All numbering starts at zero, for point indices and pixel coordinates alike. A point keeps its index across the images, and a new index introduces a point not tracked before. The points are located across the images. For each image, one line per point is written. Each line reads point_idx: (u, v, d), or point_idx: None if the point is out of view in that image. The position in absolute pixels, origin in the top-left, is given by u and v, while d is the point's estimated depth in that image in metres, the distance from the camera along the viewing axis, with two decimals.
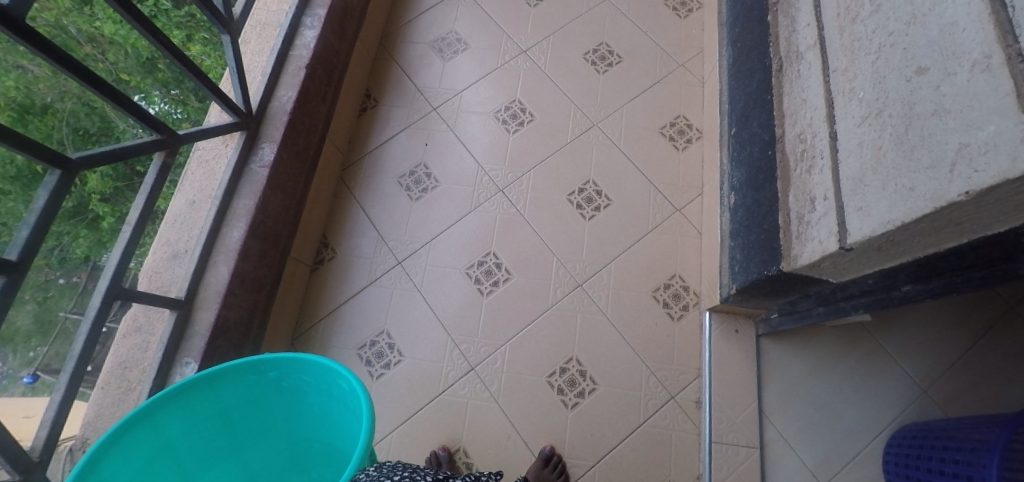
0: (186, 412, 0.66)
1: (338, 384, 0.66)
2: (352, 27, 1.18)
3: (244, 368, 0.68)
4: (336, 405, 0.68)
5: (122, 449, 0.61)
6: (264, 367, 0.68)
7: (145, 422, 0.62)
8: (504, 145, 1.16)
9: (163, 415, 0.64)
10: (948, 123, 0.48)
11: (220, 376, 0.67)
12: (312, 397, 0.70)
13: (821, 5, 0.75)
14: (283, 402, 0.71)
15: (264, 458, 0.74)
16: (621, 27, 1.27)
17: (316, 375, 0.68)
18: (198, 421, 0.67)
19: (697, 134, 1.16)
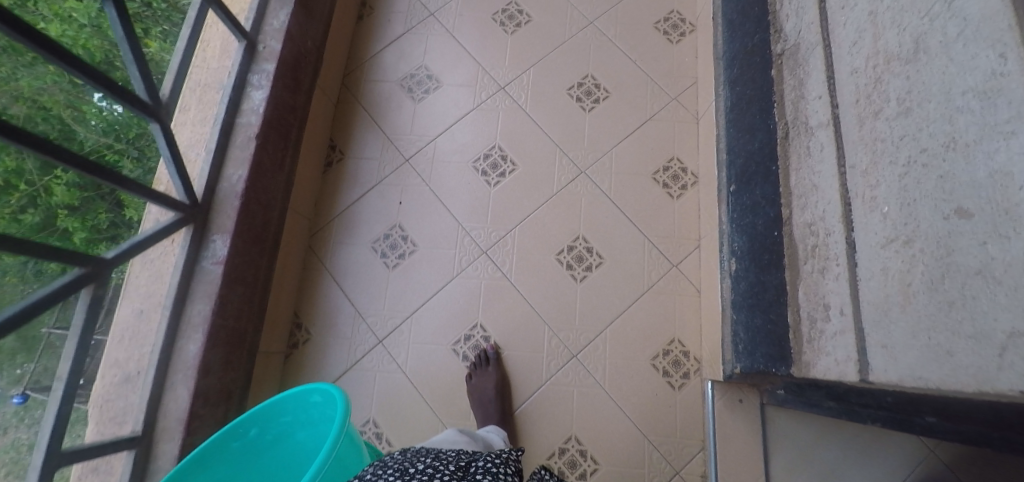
0: None
1: (313, 398, 0.71)
2: (308, 75, 1.06)
3: (225, 438, 0.70)
4: (322, 426, 0.72)
5: None
6: (243, 428, 0.71)
7: None
8: (485, 203, 1.08)
9: None
10: (998, 296, 0.41)
11: (206, 458, 0.69)
12: (300, 436, 0.74)
13: (835, 78, 0.66)
14: (272, 451, 0.74)
15: None
16: (608, 55, 1.17)
17: (294, 411, 0.73)
18: None
19: (693, 179, 1.08)
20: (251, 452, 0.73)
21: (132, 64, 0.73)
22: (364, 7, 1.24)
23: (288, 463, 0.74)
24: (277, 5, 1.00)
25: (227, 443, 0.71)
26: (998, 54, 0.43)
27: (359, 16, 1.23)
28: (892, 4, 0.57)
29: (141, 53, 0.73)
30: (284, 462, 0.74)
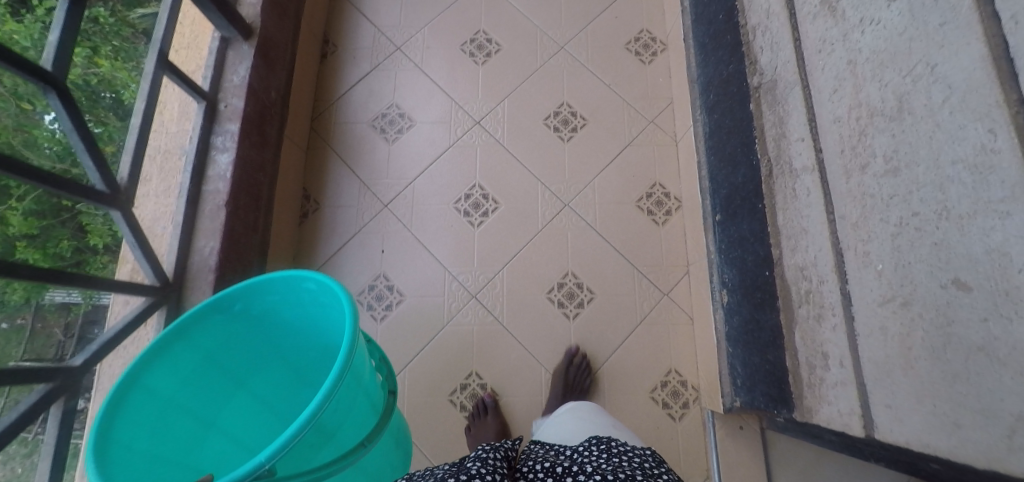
0: (168, 368, 0.64)
1: (306, 286, 0.67)
2: (275, 127, 1.01)
3: (208, 310, 0.66)
4: (314, 306, 0.69)
5: (125, 425, 0.58)
6: (228, 303, 0.67)
7: (135, 390, 0.60)
8: (469, 246, 1.06)
9: (149, 380, 0.62)
10: (1003, 377, 0.40)
11: (190, 330, 0.66)
12: (287, 313, 0.71)
13: (817, 122, 0.66)
14: (259, 323, 0.72)
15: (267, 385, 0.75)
16: (582, 81, 1.14)
17: (282, 291, 0.68)
18: (186, 375, 0.67)
19: (676, 203, 1.08)
20: (236, 323, 0.70)
21: (84, 153, 0.68)
22: (327, 44, 1.19)
23: (271, 333, 0.73)
24: (236, 58, 0.94)
25: (210, 313, 0.67)
26: (986, 129, 0.42)
27: (323, 55, 1.18)
28: (874, 57, 0.56)
29: (94, 142, 0.68)
30: (273, 330, 0.73)
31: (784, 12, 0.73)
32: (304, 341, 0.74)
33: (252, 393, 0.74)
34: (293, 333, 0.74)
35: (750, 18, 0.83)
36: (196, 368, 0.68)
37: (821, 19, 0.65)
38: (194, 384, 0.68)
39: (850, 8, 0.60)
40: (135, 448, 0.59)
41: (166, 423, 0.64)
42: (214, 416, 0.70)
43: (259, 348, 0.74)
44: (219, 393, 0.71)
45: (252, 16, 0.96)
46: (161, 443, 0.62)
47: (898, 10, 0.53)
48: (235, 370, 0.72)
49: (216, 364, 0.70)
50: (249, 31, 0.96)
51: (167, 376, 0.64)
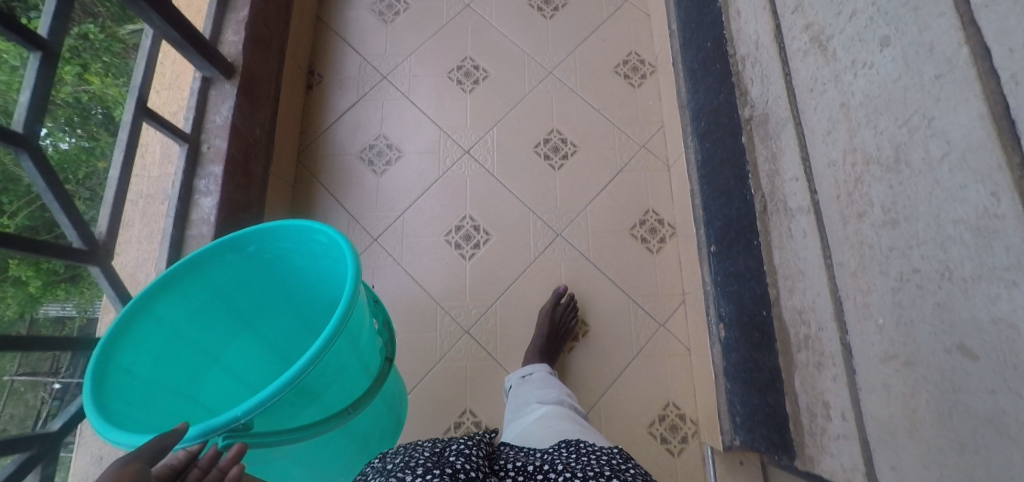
0: (177, 299, 0.74)
1: (317, 239, 0.75)
2: (262, 165, 0.97)
3: (223, 250, 0.76)
4: (321, 258, 0.78)
5: (132, 345, 0.69)
6: (241, 245, 0.76)
7: (144, 316, 0.71)
8: (461, 280, 1.03)
9: (160, 308, 0.72)
10: (1012, 455, 0.38)
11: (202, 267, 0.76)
12: (297, 260, 0.80)
13: (811, 162, 0.64)
14: (268, 267, 0.82)
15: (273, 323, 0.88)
16: (571, 107, 1.12)
17: (295, 240, 0.77)
18: (196, 305, 0.77)
19: (670, 230, 1.05)
20: (247, 264, 0.79)
21: (60, 212, 0.67)
22: (313, 74, 1.15)
23: (282, 274, 0.83)
24: (219, 98, 0.91)
25: (224, 255, 0.77)
26: (988, 191, 0.40)
27: (308, 85, 1.14)
28: (868, 102, 0.54)
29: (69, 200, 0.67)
30: (280, 274, 0.83)
31: (774, 45, 0.71)
32: (308, 288, 0.85)
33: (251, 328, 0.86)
34: (301, 278, 0.84)
35: (739, 48, 0.82)
36: (205, 300, 0.79)
37: (812, 57, 0.63)
38: (203, 314, 0.79)
39: (841, 49, 0.58)
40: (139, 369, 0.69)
41: (171, 349, 0.75)
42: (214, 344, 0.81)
43: (265, 290, 0.84)
44: (223, 324, 0.82)
45: (235, 54, 0.93)
46: (166, 364, 0.74)
47: (892, 57, 0.51)
48: (240, 307, 0.83)
49: (224, 298, 0.81)
50: (231, 69, 0.92)
51: (177, 306, 0.75)
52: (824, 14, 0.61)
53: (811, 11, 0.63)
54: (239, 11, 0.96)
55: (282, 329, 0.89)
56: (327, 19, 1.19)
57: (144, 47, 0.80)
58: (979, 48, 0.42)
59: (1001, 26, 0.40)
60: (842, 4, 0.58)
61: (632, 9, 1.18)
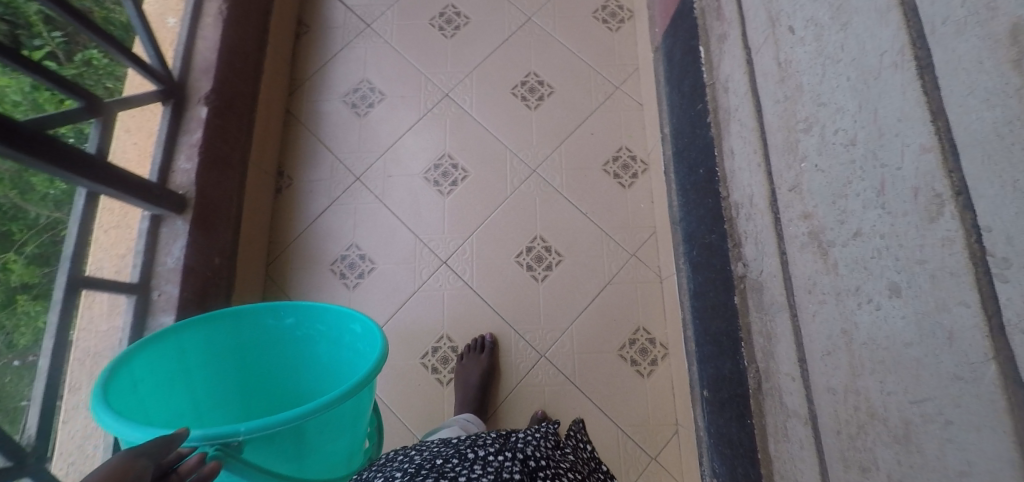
0: (202, 338, 0.68)
1: (351, 328, 0.70)
2: (222, 297, 0.90)
3: (263, 311, 0.71)
4: (348, 351, 0.71)
5: (144, 364, 0.62)
6: (284, 313, 0.72)
7: (169, 340, 0.65)
8: (440, 410, 0.95)
9: (186, 339, 0.67)
10: None
11: (236, 319, 0.70)
12: (323, 346, 0.74)
13: (808, 368, 0.57)
14: (293, 348, 0.75)
15: (266, 408, 0.77)
16: (557, 210, 1.04)
17: (331, 324, 0.71)
18: (215, 353, 0.70)
19: (662, 350, 0.98)
20: (276, 335, 0.73)
21: None
22: (282, 176, 1.08)
23: (298, 357, 0.75)
24: (170, 237, 0.83)
25: (261, 316, 0.71)
26: None
27: (277, 189, 1.07)
28: (874, 347, 0.47)
29: None
30: (300, 358, 0.75)
31: (768, 211, 0.64)
32: (321, 382, 0.76)
33: (247, 406, 0.76)
34: (317, 368, 0.76)
35: (732, 192, 0.74)
36: (225, 353, 0.72)
37: (810, 254, 0.56)
38: (216, 368, 0.72)
39: (844, 265, 0.50)
40: (142, 386, 0.62)
41: (171, 387, 0.67)
42: (210, 401, 0.72)
43: (278, 371, 0.76)
44: (227, 384, 0.74)
45: (187, 184, 0.85)
46: (164, 397, 0.66)
47: (903, 314, 0.43)
48: (247, 378, 0.75)
49: (237, 362, 0.73)
50: (184, 201, 0.84)
51: (200, 343, 0.69)
52: (825, 213, 0.53)
53: (810, 201, 0.55)
54: (193, 131, 0.87)
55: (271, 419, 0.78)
56: (298, 112, 1.12)
57: (77, 209, 0.71)
58: (1013, 378, 0.34)
59: None
60: (844, 214, 0.50)
61: (623, 97, 1.11)
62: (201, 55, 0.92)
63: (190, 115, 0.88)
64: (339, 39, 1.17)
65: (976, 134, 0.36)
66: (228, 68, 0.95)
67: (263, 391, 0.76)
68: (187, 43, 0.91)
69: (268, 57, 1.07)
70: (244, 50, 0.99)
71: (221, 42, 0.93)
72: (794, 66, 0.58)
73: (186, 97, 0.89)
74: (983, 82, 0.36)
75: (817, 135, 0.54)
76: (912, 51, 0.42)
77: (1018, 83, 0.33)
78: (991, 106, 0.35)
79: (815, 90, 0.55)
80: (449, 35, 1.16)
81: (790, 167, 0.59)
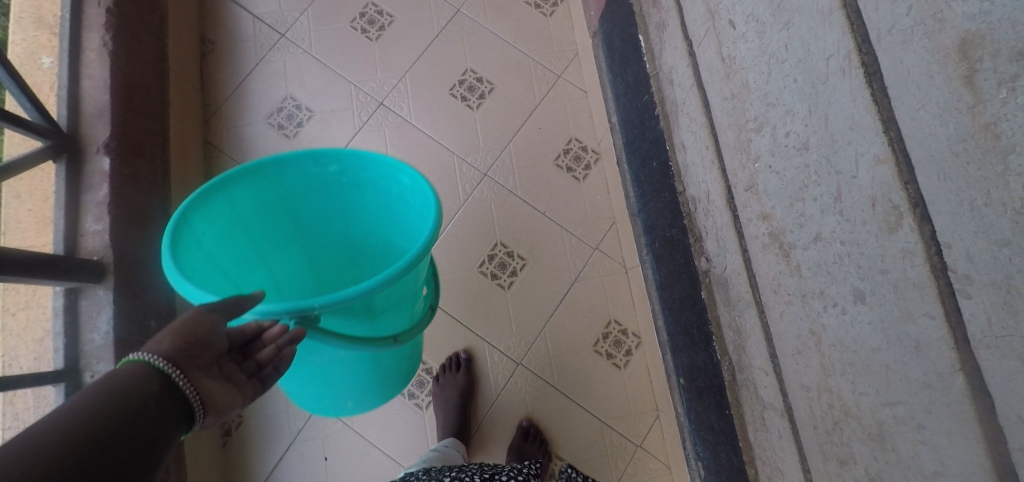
0: (250, 190, 0.60)
1: (399, 181, 0.60)
2: None
3: (303, 159, 0.61)
4: (398, 205, 0.63)
5: (200, 224, 0.56)
6: (326, 160, 0.61)
7: (218, 196, 0.57)
8: (424, 435, 0.95)
9: (235, 191, 0.59)
10: None
11: (279, 169, 0.60)
12: (370, 197, 0.66)
13: (780, 363, 0.58)
14: (340, 196, 0.66)
15: (325, 256, 0.73)
16: (514, 215, 1.03)
17: (377, 173, 0.62)
18: (266, 204, 0.63)
19: (636, 339, 0.99)
20: (322, 185, 0.64)
21: None
22: None
23: (349, 206, 0.67)
24: (93, 309, 0.75)
25: (302, 165, 0.61)
26: None
27: None
28: (843, 349, 0.47)
29: None
30: (352, 208, 0.68)
31: (727, 208, 0.64)
32: (375, 231, 0.70)
33: (310, 256, 0.72)
34: (368, 219, 0.69)
35: (687, 186, 0.73)
36: (274, 204, 0.64)
37: (772, 254, 0.56)
38: (268, 222, 0.65)
39: (807, 268, 0.50)
40: (205, 244, 0.57)
41: (233, 244, 0.62)
42: (275, 253, 0.68)
43: (330, 219, 0.69)
44: (287, 236, 0.68)
45: (101, 247, 0.76)
46: (229, 255, 0.61)
47: (869, 320, 0.44)
48: (303, 230, 0.69)
49: (290, 213, 0.66)
50: (102, 266, 0.76)
51: (248, 196, 0.61)
52: (783, 215, 0.53)
53: (767, 202, 0.55)
54: (97, 186, 0.78)
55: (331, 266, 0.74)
56: (218, 141, 1.04)
57: None
58: (981, 391, 0.35)
59: (1004, 381, 0.33)
60: (803, 217, 0.50)
61: (567, 85, 1.08)
62: (91, 95, 0.81)
63: (90, 168, 0.79)
64: (251, 56, 1.08)
65: (931, 149, 0.36)
66: (126, 106, 0.84)
67: (320, 240, 0.71)
68: (71, 84, 0.80)
69: (172, 86, 0.97)
70: (142, 81, 0.89)
71: (114, 78, 0.83)
72: (737, 62, 0.57)
73: (82, 147, 0.79)
74: (935, 96, 0.35)
75: (769, 135, 0.53)
76: (858, 57, 0.40)
77: (970, 100, 0.32)
78: (945, 122, 0.34)
79: (762, 88, 0.53)
80: (374, 37, 1.08)
81: (744, 166, 0.59)
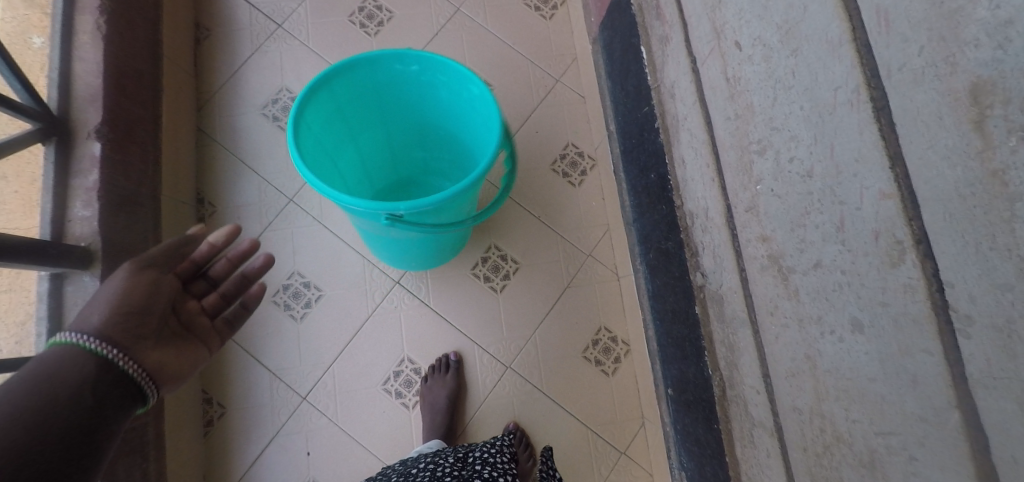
0: (348, 80, 0.73)
1: (469, 89, 0.72)
2: None
3: (390, 57, 0.72)
4: (465, 108, 0.76)
5: (313, 109, 0.70)
6: (409, 59, 0.73)
7: (326, 88, 0.70)
8: (408, 434, 0.95)
9: (337, 82, 0.71)
10: None
11: (373, 64, 0.73)
12: (441, 95, 0.79)
13: (773, 383, 0.59)
14: (416, 90, 0.79)
15: (398, 133, 0.88)
16: (508, 217, 1.02)
17: (449, 76, 0.74)
18: (358, 90, 0.76)
19: (624, 347, 0.99)
20: (402, 79, 0.77)
21: None
22: (203, 204, 0.99)
23: (424, 97, 0.80)
24: (79, 295, 0.72)
25: (390, 62, 0.73)
26: None
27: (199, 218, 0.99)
28: (838, 376, 0.48)
29: None
30: (426, 100, 0.81)
31: (725, 226, 0.64)
32: (442, 121, 0.84)
33: (387, 137, 0.88)
34: (437, 110, 0.83)
35: (685, 201, 0.74)
36: (364, 90, 0.77)
37: (770, 277, 0.56)
38: (357, 105, 0.78)
39: (806, 293, 0.51)
40: (316, 126, 0.71)
41: (333, 123, 0.76)
42: (362, 132, 0.83)
43: (406, 106, 0.82)
44: (372, 119, 0.83)
45: (90, 234, 0.74)
46: (330, 133, 0.76)
47: (867, 350, 0.45)
48: (383, 112, 0.83)
49: (377, 101, 0.80)
50: (89, 253, 0.73)
51: (347, 88, 0.74)
52: (783, 238, 0.53)
53: (767, 224, 0.56)
54: (88, 172, 0.75)
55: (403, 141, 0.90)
56: (211, 130, 1.02)
57: None
58: (975, 429, 0.35)
59: (1000, 422, 0.33)
60: (803, 243, 0.50)
61: (565, 90, 1.07)
62: (82, 79, 0.78)
63: (79, 153, 0.76)
64: (247, 44, 1.05)
65: (937, 189, 0.36)
66: (119, 91, 0.81)
67: (396, 121, 0.85)
68: (62, 66, 0.77)
69: (166, 72, 0.94)
70: (135, 66, 0.86)
71: (107, 63, 0.79)
72: (742, 83, 0.57)
73: (73, 132, 0.76)
74: (944, 137, 0.34)
75: (772, 159, 0.53)
76: (867, 91, 0.40)
77: (979, 143, 0.32)
78: (953, 164, 0.34)
79: (767, 112, 0.53)
80: (372, 33, 1.06)
81: (745, 187, 0.59)
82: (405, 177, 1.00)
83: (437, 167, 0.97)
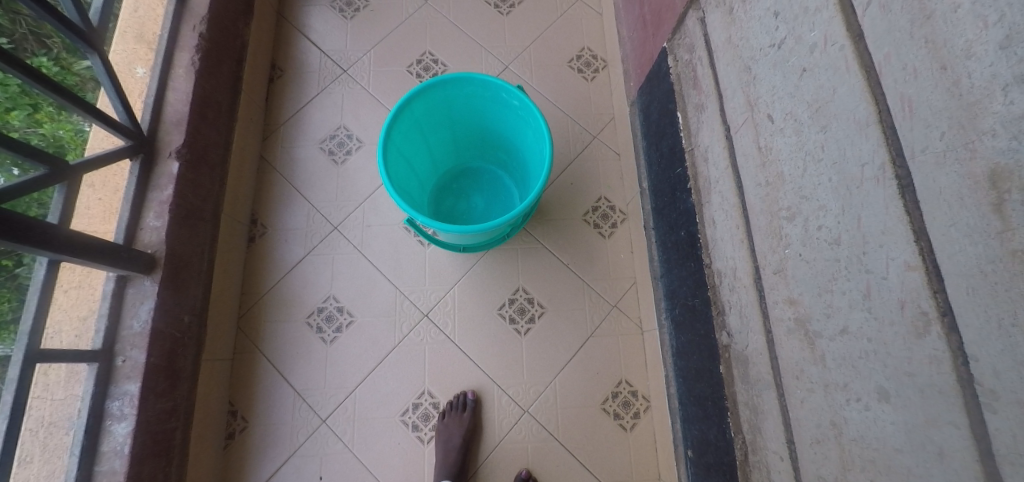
0: (461, 88, 0.92)
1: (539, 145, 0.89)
2: (190, 358, 0.88)
3: (501, 86, 0.90)
4: (537, 148, 0.94)
5: (421, 101, 0.91)
6: (512, 95, 0.90)
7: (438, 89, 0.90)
8: (420, 470, 0.95)
9: (449, 86, 0.91)
10: None
11: (485, 85, 0.92)
12: (526, 128, 0.95)
13: (797, 450, 0.59)
14: (510, 114, 0.96)
15: (487, 135, 1.06)
16: (538, 263, 1.06)
17: (534, 122, 0.90)
18: (470, 95, 0.95)
19: (644, 402, 0.99)
20: (502, 102, 0.94)
21: None
22: (255, 224, 1.06)
23: (514, 120, 0.97)
24: (137, 298, 0.80)
25: (499, 89, 0.91)
26: None
27: (250, 238, 1.05)
28: (864, 445, 0.49)
29: None
30: (513, 122, 0.98)
31: (753, 287, 0.66)
32: (521, 144, 1.01)
33: (478, 129, 1.04)
34: (518, 134, 1.00)
35: (714, 260, 0.76)
36: (474, 97, 0.95)
37: (797, 341, 0.58)
38: (461, 106, 0.97)
39: (832, 359, 0.52)
40: (415, 114, 0.92)
41: (435, 113, 0.96)
42: (459, 121, 1.01)
43: (499, 119, 1.00)
44: (473, 115, 1.00)
45: (156, 242, 0.81)
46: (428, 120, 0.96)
47: (893, 420, 0.45)
48: (481, 117, 1.01)
49: (480, 109, 0.99)
50: (153, 260, 0.81)
51: (460, 90, 0.93)
52: (810, 302, 0.55)
53: (794, 288, 0.58)
54: (163, 187, 0.83)
55: (486, 142, 1.08)
56: (272, 157, 1.10)
57: (37, 277, 0.69)
58: None
59: None
60: (830, 308, 0.52)
61: (600, 146, 1.13)
62: (172, 106, 0.87)
63: (159, 169, 0.84)
64: (314, 85, 1.15)
65: (960, 264, 0.38)
66: (200, 119, 0.90)
67: (486, 126, 1.03)
68: (157, 94, 0.86)
69: (242, 103, 1.04)
70: (217, 98, 0.95)
71: (194, 93, 0.89)
72: (773, 153, 0.60)
73: (156, 151, 0.84)
74: (965, 216, 0.37)
75: (800, 225, 0.56)
76: (892, 168, 0.43)
77: (999, 224, 0.34)
78: (974, 241, 0.36)
79: (796, 182, 0.56)
80: None
81: (774, 250, 0.61)
82: (481, 162, 1.13)
83: (507, 167, 1.12)
